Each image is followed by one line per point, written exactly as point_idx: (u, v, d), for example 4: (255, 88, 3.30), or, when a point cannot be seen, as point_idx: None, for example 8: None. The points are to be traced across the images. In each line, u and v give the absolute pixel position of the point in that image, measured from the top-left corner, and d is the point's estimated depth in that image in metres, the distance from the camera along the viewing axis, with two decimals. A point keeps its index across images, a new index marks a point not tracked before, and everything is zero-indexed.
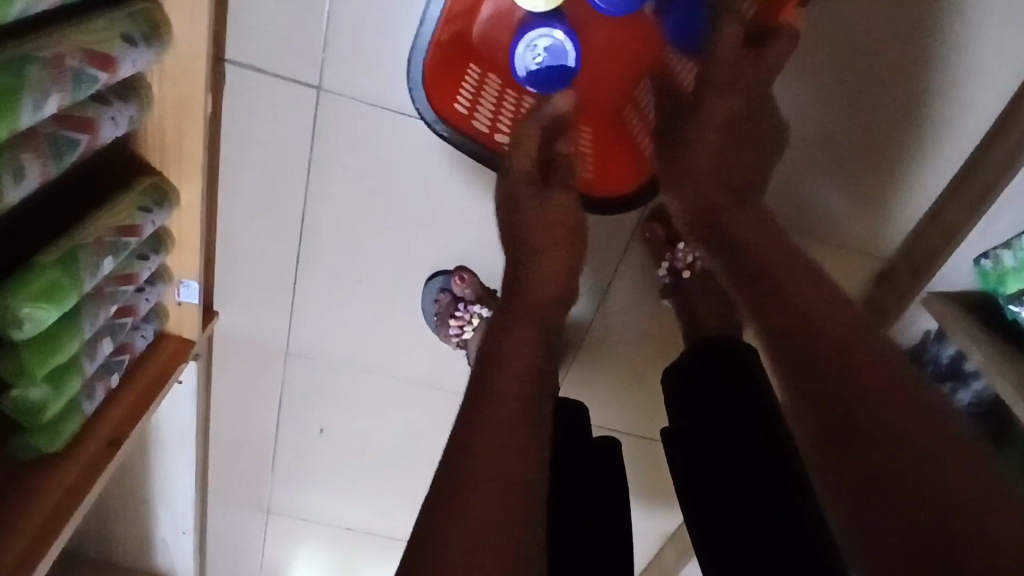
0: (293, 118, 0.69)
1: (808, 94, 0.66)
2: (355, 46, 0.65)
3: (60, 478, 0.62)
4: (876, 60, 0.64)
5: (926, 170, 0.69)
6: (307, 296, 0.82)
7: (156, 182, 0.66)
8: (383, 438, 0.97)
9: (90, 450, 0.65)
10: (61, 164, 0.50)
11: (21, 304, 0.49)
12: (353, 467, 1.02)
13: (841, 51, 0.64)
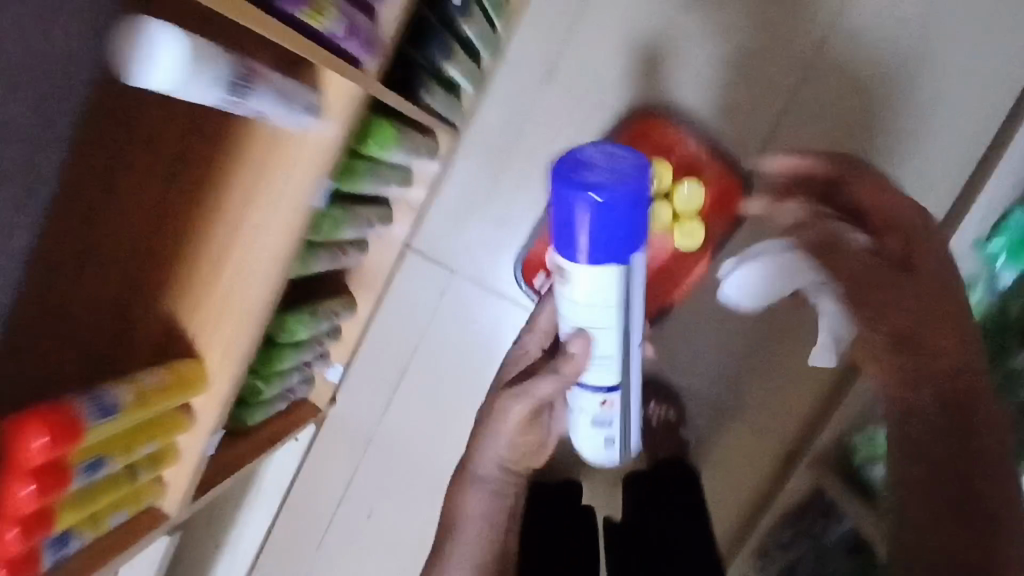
0: (432, 280, 1.20)
1: (771, 260, 1.07)
2: (478, 249, 1.18)
3: (235, 447, 0.98)
4: (807, 250, 1.05)
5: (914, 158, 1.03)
6: (402, 397, 1.24)
7: (350, 297, 1.14)
8: (420, 527, 1.25)
9: (256, 440, 1.02)
10: (337, 260, 0.99)
11: (289, 322, 0.93)
12: (390, 555, 1.27)
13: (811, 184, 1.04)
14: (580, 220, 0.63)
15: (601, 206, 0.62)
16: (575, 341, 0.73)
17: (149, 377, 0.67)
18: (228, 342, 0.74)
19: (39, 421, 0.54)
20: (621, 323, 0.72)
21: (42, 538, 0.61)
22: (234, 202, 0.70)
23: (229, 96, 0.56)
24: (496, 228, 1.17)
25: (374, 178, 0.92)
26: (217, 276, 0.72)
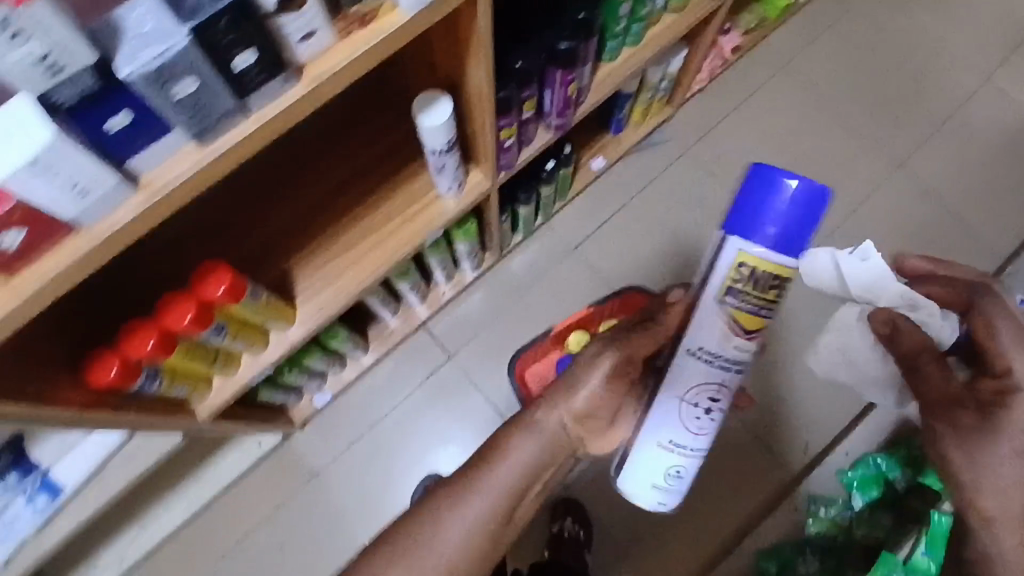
0: (429, 360, 1.42)
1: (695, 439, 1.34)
2: (475, 349, 1.43)
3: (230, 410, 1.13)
4: (723, 440, 1.33)
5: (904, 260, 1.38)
6: (360, 446, 1.39)
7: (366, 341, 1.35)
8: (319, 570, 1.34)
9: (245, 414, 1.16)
10: (382, 302, 1.25)
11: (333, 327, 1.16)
12: None
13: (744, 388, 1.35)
14: (767, 203, 0.60)
15: (802, 194, 0.60)
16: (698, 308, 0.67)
17: (269, 293, 0.88)
18: (313, 312, 0.92)
19: (211, 283, 0.75)
20: (714, 297, 0.65)
21: (146, 366, 0.76)
22: (376, 216, 0.94)
23: (445, 145, 0.84)
24: (496, 340, 1.43)
25: (442, 254, 1.22)
26: (332, 258, 0.93)
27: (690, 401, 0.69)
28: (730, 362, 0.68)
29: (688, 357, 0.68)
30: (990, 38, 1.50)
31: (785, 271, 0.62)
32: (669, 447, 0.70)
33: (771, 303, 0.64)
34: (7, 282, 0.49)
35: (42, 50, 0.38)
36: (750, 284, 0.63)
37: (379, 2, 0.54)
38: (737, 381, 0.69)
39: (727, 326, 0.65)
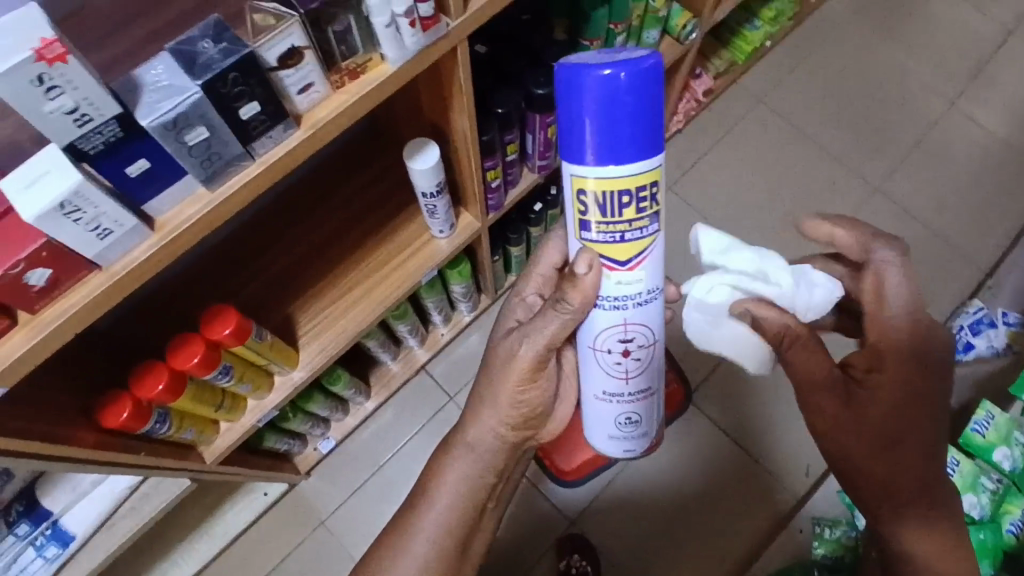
0: (431, 402, 1.44)
1: (698, 466, 1.34)
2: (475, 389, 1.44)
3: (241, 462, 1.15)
4: (724, 467, 1.34)
5: None
6: (365, 490, 1.39)
7: (367, 386, 1.37)
8: None
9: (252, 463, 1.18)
10: (381, 346, 1.29)
11: (335, 372, 1.19)
12: None
13: (737, 421, 1.36)
14: (580, 109, 0.51)
15: (610, 85, 0.49)
16: (579, 258, 0.56)
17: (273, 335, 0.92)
18: (317, 354, 0.96)
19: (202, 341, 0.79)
20: (574, 238, 0.57)
21: (156, 408, 0.80)
22: (374, 259, 0.99)
23: (434, 188, 0.89)
24: None
25: (438, 296, 1.26)
26: (334, 300, 0.97)
27: (601, 349, 0.61)
28: (631, 300, 0.58)
29: (598, 310, 0.59)
30: (949, 68, 1.59)
31: (645, 178, 0.52)
32: (605, 398, 0.64)
33: (640, 221, 0.54)
34: (32, 318, 0.53)
35: (73, 104, 0.44)
36: (599, 213, 0.54)
37: (368, 55, 0.60)
38: (651, 314, 0.60)
39: (606, 264, 0.56)
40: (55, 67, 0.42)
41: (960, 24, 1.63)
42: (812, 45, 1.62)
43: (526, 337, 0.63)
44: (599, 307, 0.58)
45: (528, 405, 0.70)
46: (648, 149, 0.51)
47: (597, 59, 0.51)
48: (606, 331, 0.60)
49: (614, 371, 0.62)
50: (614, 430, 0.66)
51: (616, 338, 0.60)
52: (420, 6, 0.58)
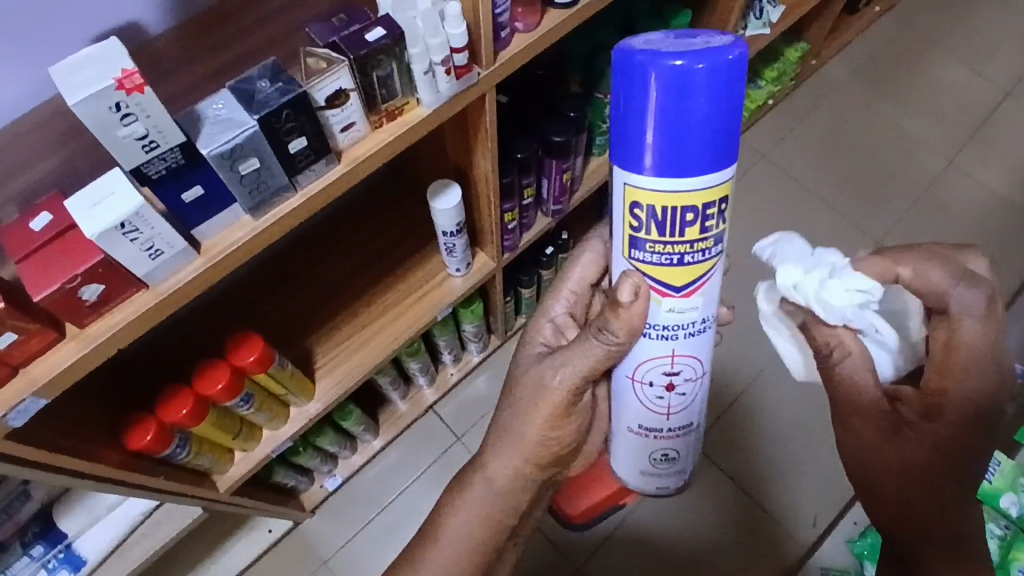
0: (439, 441, 1.45)
1: (705, 512, 1.33)
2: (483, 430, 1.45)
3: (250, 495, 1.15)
4: (732, 514, 1.33)
5: None
6: (370, 530, 1.38)
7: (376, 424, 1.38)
8: None
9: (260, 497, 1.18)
10: (392, 383, 1.31)
11: (347, 407, 1.21)
12: None
13: (745, 467, 1.36)
14: (643, 102, 0.48)
15: (679, 78, 0.47)
16: (623, 283, 0.57)
17: (292, 366, 0.94)
18: (334, 386, 0.98)
19: (225, 368, 0.81)
20: (623, 256, 0.57)
21: (178, 432, 0.82)
22: (392, 295, 1.02)
23: (455, 227, 0.93)
24: None
25: (450, 335, 1.29)
26: (352, 334, 1.00)
27: (643, 381, 0.63)
28: (680, 330, 0.59)
29: (643, 340, 0.60)
30: (946, 129, 1.66)
31: (710, 193, 0.51)
32: (639, 429, 0.67)
33: (701, 242, 0.54)
34: (81, 332, 0.56)
35: (143, 131, 0.48)
36: (658, 231, 0.53)
37: (405, 99, 0.65)
38: (698, 347, 0.61)
39: (658, 289, 0.57)
40: (132, 96, 0.46)
41: (955, 88, 1.71)
42: (813, 104, 1.70)
43: (559, 367, 0.67)
44: (646, 337, 0.60)
45: (559, 440, 0.72)
46: (715, 159, 0.50)
47: (656, 44, 0.48)
48: (647, 362, 0.62)
49: (652, 407, 0.65)
50: (642, 460, 0.70)
51: (659, 371, 0.62)
52: (456, 56, 0.63)
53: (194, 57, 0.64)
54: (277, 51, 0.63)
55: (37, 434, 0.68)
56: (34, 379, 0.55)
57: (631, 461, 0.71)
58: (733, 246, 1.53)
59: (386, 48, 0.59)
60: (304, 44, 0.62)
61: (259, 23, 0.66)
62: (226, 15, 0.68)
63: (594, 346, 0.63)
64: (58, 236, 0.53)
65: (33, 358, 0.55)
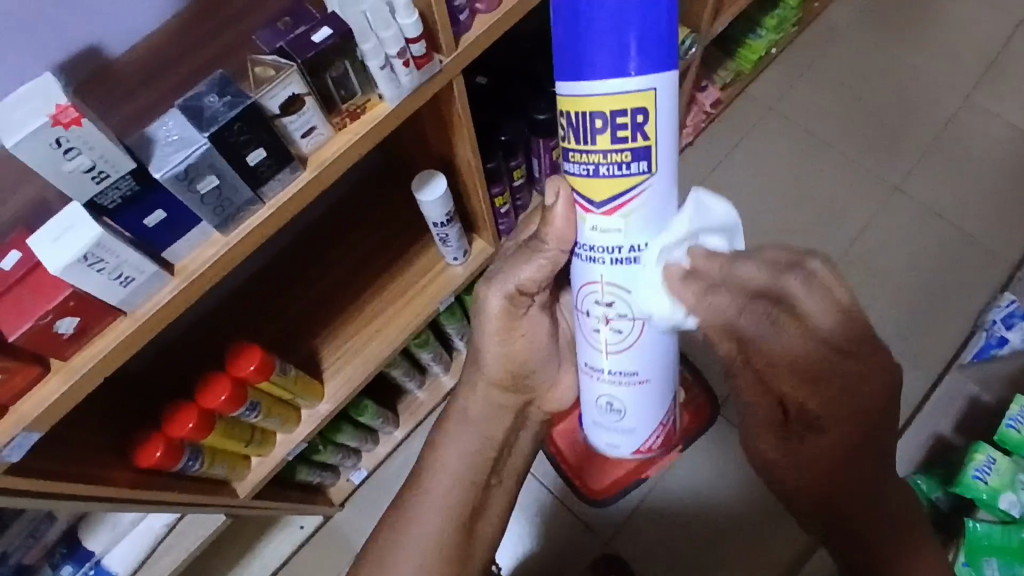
0: None
1: (733, 479, 1.32)
2: None
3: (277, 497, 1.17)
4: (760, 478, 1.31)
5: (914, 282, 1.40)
6: None
7: (395, 415, 1.39)
8: None
9: (288, 498, 1.20)
10: (407, 374, 1.31)
11: (362, 403, 1.22)
12: None
13: None
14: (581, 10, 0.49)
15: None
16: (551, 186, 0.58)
17: (298, 370, 0.94)
18: (342, 385, 0.98)
19: (226, 381, 0.82)
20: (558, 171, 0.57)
21: (188, 445, 0.83)
22: (391, 290, 1.01)
23: (444, 217, 0.92)
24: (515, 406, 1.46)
25: (459, 322, 1.28)
26: (356, 333, 1.00)
27: (583, 312, 0.60)
28: (606, 255, 0.56)
29: (575, 259, 0.59)
30: (962, 63, 1.58)
31: (632, 100, 0.50)
32: (588, 370, 0.63)
33: (615, 155, 0.52)
34: (65, 364, 0.57)
35: (90, 162, 0.48)
36: (575, 138, 0.53)
37: (366, 97, 0.63)
38: (631, 279, 0.57)
39: (581, 203, 0.56)
40: (71, 130, 0.45)
41: (968, 18, 1.62)
42: (818, 49, 1.62)
43: (500, 276, 0.67)
44: (579, 258, 0.58)
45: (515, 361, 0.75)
46: (641, 64, 0.50)
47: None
48: (582, 285, 0.59)
49: (593, 342, 0.61)
50: (592, 408, 0.65)
51: (592, 297, 0.59)
52: (413, 46, 0.61)
53: (153, 76, 0.63)
54: (232, 61, 0.62)
55: (46, 463, 0.69)
56: (23, 415, 0.56)
57: (586, 409, 0.66)
58: (743, 206, 1.49)
59: (337, 46, 0.58)
60: (255, 52, 0.60)
61: (214, 34, 0.65)
62: (182, 28, 0.66)
63: (533, 262, 0.64)
64: (27, 273, 0.53)
65: (20, 395, 0.56)
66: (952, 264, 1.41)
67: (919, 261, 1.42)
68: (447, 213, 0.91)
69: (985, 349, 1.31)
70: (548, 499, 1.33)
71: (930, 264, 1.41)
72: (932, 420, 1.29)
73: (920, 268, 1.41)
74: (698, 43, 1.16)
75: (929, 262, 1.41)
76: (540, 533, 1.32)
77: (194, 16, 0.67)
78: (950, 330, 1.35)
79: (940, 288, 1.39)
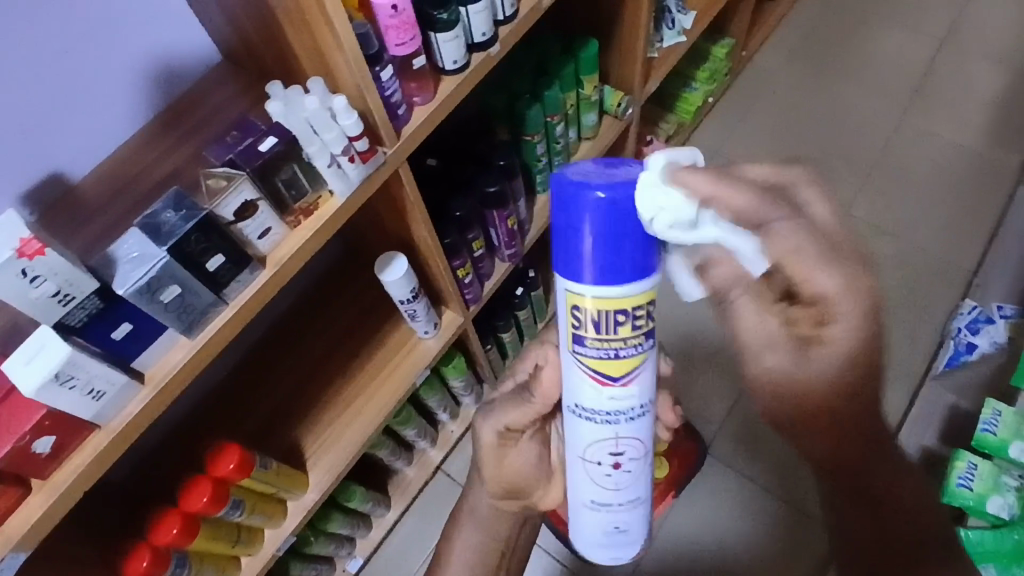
0: (451, 500, 1.43)
1: (732, 518, 1.31)
2: None
3: None
4: (758, 513, 1.31)
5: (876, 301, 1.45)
6: None
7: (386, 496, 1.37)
8: None
9: None
10: (392, 453, 1.30)
11: (347, 488, 1.20)
12: None
13: (762, 465, 1.34)
14: (578, 224, 0.49)
15: (610, 205, 0.48)
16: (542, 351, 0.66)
17: (279, 462, 0.94)
18: (327, 472, 0.98)
19: (206, 484, 0.81)
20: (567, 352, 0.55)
21: (173, 552, 0.81)
22: (367, 372, 1.03)
23: (409, 294, 0.95)
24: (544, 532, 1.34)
25: (439, 394, 1.29)
26: (335, 419, 1.01)
27: (591, 460, 0.60)
28: (599, 415, 0.57)
29: (565, 412, 0.59)
30: (889, 91, 1.69)
31: (640, 298, 0.51)
32: (594, 507, 0.63)
33: (634, 338, 0.53)
34: (45, 482, 0.58)
35: (55, 287, 0.51)
36: (598, 329, 0.52)
37: (317, 194, 0.67)
38: (638, 427, 0.58)
39: (597, 379, 0.55)
40: (36, 260, 0.49)
41: (888, 48, 1.75)
42: (753, 93, 1.72)
43: (489, 417, 0.72)
44: (589, 421, 0.57)
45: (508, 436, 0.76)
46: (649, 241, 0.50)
47: (599, 173, 0.49)
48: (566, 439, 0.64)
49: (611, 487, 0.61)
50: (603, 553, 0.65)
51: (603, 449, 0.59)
52: (356, 143, 0.65)
53: (114, 197, 0.67)
54: (188, 176, 0.66)
55: None
56: (8, 537, 0.56)
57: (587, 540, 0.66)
58: None
59: (283, 152, 0.63)
60: (207, 166, 0.65)
61: (169, 154, 0.69)
62: (139, 149, 0.71)
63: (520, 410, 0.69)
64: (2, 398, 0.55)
65: (3, 518, 0.56)
66: (910, 279, 1.46)
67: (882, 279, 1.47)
68: (411, 288, 0.94)
69: (955, 357, 1.35)
70: (551, 566, 1.31)
71: (890, 281, 1.46)
72: (916, 433, 1.30)
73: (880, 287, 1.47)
74: (634, 103, 1.23)
75: (887, 280, 1.47)
76: None
77: (150, 138, 0.71)
78: (921, 340, 1.40)
79: (902, 303, 1.44)
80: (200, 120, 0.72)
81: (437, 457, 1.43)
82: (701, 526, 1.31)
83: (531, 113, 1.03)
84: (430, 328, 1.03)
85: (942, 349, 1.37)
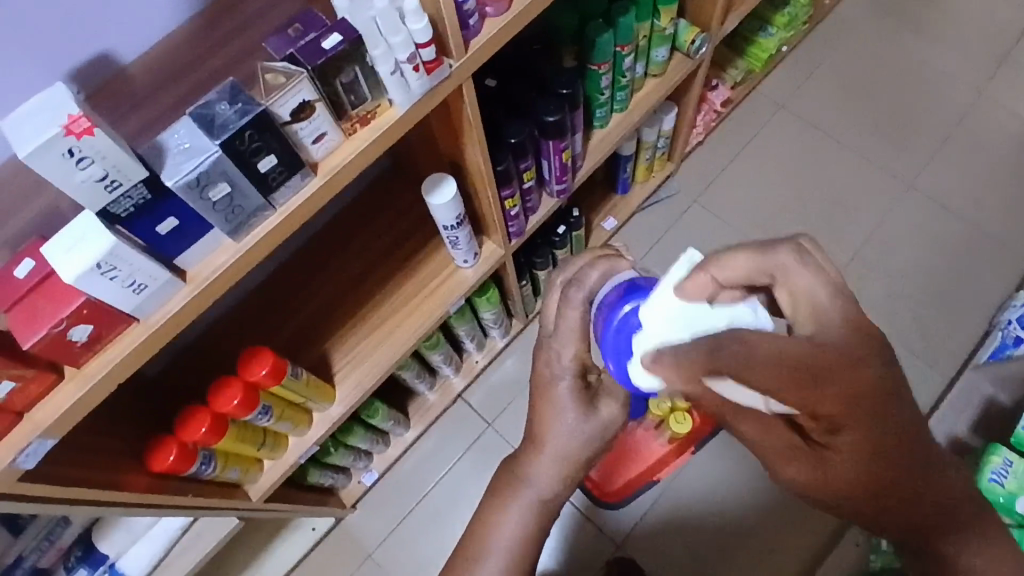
0: (470, 427, 1.45)
1: (748, 480, 1.31)
2: (505, 406, 1.45)
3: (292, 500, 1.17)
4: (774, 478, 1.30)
5: (926, 282, 1.39)
6: (409, 523, 1.40)
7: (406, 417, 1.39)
8: None
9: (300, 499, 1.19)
10: (418, 376, 1.31)
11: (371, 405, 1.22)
12: None
13: None
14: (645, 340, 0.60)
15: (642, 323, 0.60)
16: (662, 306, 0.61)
17: (309, 373, 0.94)
18: (356, 386, 0.98)
19: (239, 388, 0.81)
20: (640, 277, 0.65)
21: (201, 449, 0.83)
22: (402, 293, 1.02)
23: (455, 220, 0.91)
24: None
25: (470, 323, 1.28)
26: (366, 337, 1.00)
27: None
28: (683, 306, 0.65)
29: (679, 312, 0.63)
30: (975, 58, 1.56)
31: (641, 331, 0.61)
32: None
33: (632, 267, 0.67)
34: (79, 371, 0.57)
35: (102, 172, 0.48)
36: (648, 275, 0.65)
37: (377, 102, 0.63)
38: None
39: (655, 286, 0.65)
40: (83, 140, 0.46)
41: (981, 11, 1.60)
42: (828, 45, 1.60)
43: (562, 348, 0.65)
44: None
45: None
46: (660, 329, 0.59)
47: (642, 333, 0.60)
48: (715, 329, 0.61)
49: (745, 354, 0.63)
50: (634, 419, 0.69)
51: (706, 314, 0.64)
52: (423, 51, 0.60)
53: (164, 86, 0.64)
54: (244, 70, 0.62)
55: (58, 472, 0.70)
56: (38, 423, 0.56)
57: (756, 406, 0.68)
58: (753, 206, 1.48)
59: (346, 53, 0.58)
60: (263, 60, 0.60)
61: (223, 46, 0.65)
62: (193, 37, 0.67)
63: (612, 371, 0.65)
64: (39, 282, 0.53)
65: (34, 404, 0.56)
66: (964, 263, 1.40)
67: (934, 261, 1.40)
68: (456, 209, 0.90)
69: (1000, 350, 1.24)
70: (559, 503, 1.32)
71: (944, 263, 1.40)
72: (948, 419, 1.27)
73: (933, 267, 1.40)
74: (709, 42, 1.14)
75: (940, 262, 1.40)
76: (556, 537, 1.31)
77: (204, 26, 0.67)
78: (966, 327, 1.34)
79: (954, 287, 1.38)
80: (256, 11, 0.67)
81: (459, 385, 1.43)
82: (715, 484, 1.31)
83: (602, 40, 0.96)
84: (471, 254, 1.00)
85: (989, 339, 1.32)
